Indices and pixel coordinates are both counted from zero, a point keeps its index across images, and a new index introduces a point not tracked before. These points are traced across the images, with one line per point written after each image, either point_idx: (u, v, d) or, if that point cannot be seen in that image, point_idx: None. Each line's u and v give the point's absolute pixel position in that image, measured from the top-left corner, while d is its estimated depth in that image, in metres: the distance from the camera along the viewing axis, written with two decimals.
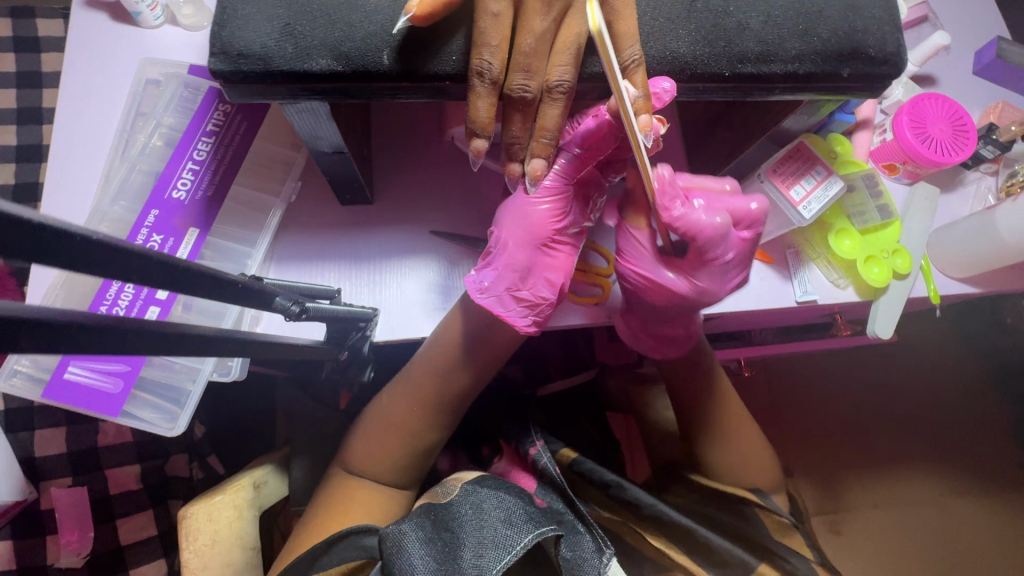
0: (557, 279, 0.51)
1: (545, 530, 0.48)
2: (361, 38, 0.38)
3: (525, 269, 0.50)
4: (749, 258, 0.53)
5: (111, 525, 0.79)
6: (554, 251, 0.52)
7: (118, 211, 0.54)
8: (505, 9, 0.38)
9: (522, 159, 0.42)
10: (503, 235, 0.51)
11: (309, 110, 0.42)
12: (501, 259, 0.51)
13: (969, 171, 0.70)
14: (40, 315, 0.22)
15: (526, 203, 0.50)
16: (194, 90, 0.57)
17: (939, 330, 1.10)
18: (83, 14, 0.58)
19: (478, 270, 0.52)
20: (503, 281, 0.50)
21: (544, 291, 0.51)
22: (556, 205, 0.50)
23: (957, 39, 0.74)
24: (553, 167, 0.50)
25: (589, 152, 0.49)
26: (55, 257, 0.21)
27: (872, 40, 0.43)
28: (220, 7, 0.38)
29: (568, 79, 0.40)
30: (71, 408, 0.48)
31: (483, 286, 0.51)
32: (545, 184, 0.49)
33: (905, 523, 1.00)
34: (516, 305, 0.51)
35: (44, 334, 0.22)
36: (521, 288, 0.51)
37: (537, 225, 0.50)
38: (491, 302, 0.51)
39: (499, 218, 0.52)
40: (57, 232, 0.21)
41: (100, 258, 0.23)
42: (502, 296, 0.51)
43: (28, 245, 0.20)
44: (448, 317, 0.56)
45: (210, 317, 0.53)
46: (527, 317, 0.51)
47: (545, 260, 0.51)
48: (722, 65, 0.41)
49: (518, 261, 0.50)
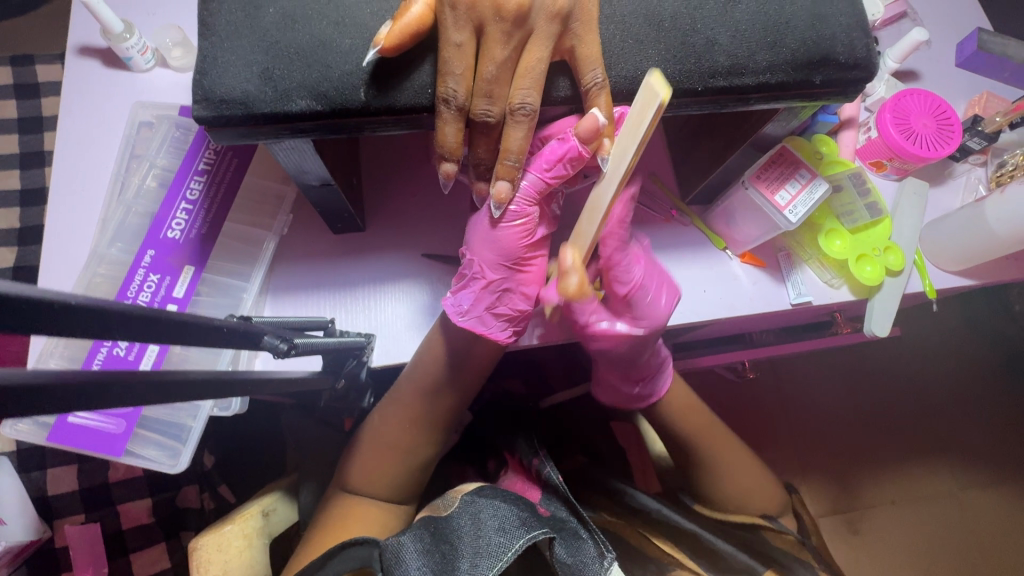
0: (532, 291, 0.53)
1: (536, 534, 0.48)
2: (337, 77, 0.39)
3: (500, 288, 0.52)
4: (660, 279, 0.57)
5: (126, 560, 0.80)
6: (525, 265, 0.52)
7: (115, 252, 0.55)
8: (467, 38, 0.39)
9: (489, 179, 0.46)
10: (474, 258, 0.51)
11: (293, 147, 0.43)
12: (476, 282, 0.52)
13: (958, 163, 0.70)
14: (24, 379, 0.22)
15: (493, 227, 0.50)
16: (186, 130, 0.58)
17: (944, 321, 1.09)
18: (77, 60, 0.60)
19: (454, 293, 0.53)
20: (481, 302, 0.52)
21: (520, 304, 0.53)
22: (524, 227, 0.50)
23: (938, 33, 0.75)
24: (518, 190, 0.49)
25: (554, 174, 0.48)
26: (35, 322, 0.22)
27: (841, 47, 0.43)
28: (200, 55, 0.39)
29: (531, 101, 0.41)
30: (77, 450, 0.49)
31: (462, 309, 0.52)
32: (512, 208, 0.49)
33: (925, 519, 0.99)
34: (496, 320, 0.53)
35: (27, 399, 0.22)
36: (498, 305, 0.52)
37: (508, 247, 0.51)
38: (472, 323, 0.52)
39: (467, 239, 0.52)
40: (31, 301, 0.21)
41: (74, 318, 0.23)
42: (481, 316, 0.52)
43: (15, 316, 0.21)
44: (424, 342, 0.56)
45: (209, 354, 0.53)
46: (507, 330, 0.53)
47: (518, 277, 0.52)
48: (693, 81, 0.42)
49: (494, 284, 0.52)
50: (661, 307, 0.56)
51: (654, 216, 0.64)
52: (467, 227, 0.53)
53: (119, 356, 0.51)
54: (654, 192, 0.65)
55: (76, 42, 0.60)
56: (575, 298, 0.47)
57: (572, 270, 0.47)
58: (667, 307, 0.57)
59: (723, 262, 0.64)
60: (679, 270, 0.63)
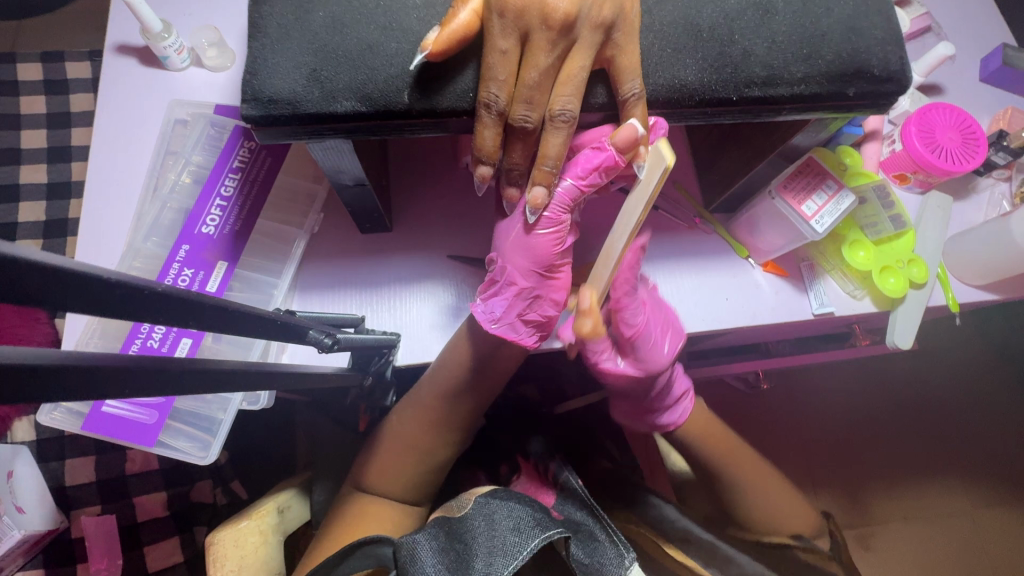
0: (561, 297, 0.54)
1: (552, 533, 0.48)
2: (382, 80, 0.40)
3: (531, 294, 0.52)
4: (667, 325, 0.61)
5: (140, 552, 0.80)
6: (555, 273, 0.53)
7: (150, 247, 0.56)
8: (512, 45, 0.40)
9: (521, 184, 0.47)
10: (507, 265, 0.52)
11: (332, 147, 0.44)
12: (508, 289, 0.52)
13: (981, 177, 0.70)
14: (74, 362, 0.23)
15: (526, 233, 0.51)
16: (221, 128, 0.59)
17: (960, 336, 1.08)
18: (116, 59, 0.61)
19: (484, 300, 0.53)
20: (514, 308, 0.53)
21: (549, 310, 0.53)
22: (556, 234, 0.51)
23: (962, 47, 0.75)
24: (553, 197, 0.49)
25: (589, 182, 0.48)
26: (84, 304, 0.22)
27: (875, 60, 0.44)
28: (249, 55, 0.40)
29: (571, 108, 0.41)
30: (109, 439, 0.50)
31: (495, 316, 0.53)
32: (546, 215, 0.50)
33: (938, 536, 0.98)
34: (525, 326, 0.53)
35: (83, 380, 0.23)
36: (528, 311, 0.53)
37: (541, 254, 0.51)
38: (504, 330, 0.53)
39: (499, 245, 0.53)
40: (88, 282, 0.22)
41: (124, 305, 0.24)
42: (513, 322, 0.53)
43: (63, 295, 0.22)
44: (449, 344, 0.57)
45: (238, 348, 0.54)
46: (535, 335, 0.54)
47: (548, 283, 0.53)
48: (728, 90, 0.43)
49: (525, 290, 0.52)
50: (663, 352, 0.61)
51: (679, 225, 0.65)
52: (497, 232, 0.53)
53: (153, 347, 0.52)
54: (679, 201, 0.66)
55: (115, 41, 0.62)
56: (590, 339, 0.53)
57: (587, 313, 0.52)
58: (670, 353, 0.61)
59: (746, 271, 0.64)
60: (701, 278, 0.64)
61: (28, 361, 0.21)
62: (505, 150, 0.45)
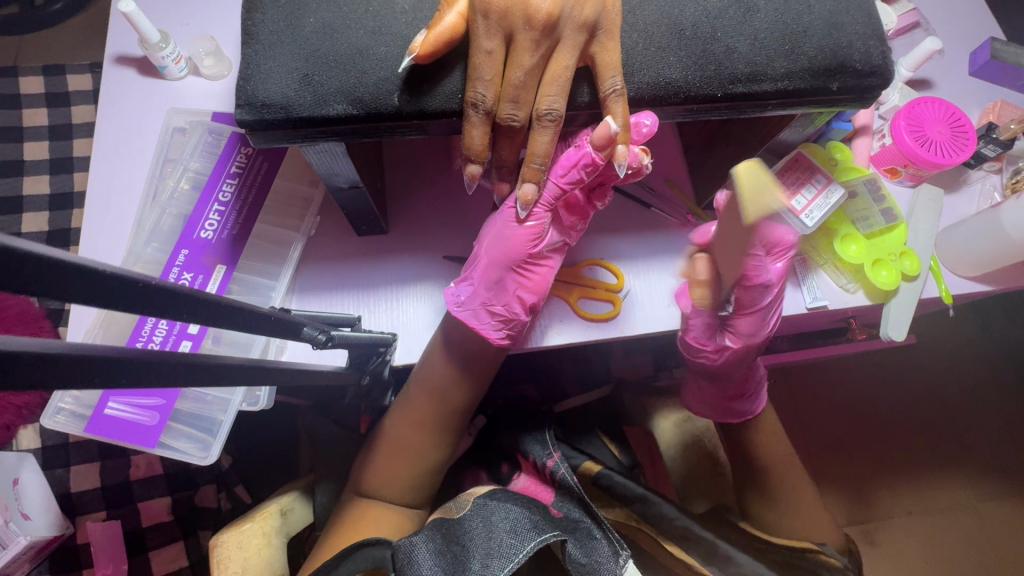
0: (529, 296, 0.54)
1: (547, 537, 0.49)
2: (373, 83, 0.41)
3: (497, 285, 0.54)
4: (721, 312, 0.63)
5: (145, 557, 0.81)
6: (527, 269, 0.54)
7: (151, 252, 0.58)
8: (497, 45, 0.41)
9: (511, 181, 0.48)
10: (480, 251, 0.54)
11: (326, 150, 0.45)
12: (476, 276, 0.54)
13: (973, 170, 0.70)
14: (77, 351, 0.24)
15: (503, 226, 0.53)
16: (218, 135, 0.60)
17: (959, 329, 1.09)
18: (115, 69, 0.63)
19: (455, 284, 0.55)
20: (479, 295, 0.54)
21: (516, 307, 0.54)
22: (531, 231, 0.52)
23: (951, 42, 0.76)
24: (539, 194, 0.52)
25: (568, 180, 0.50)
26: (82, 294, 0.23)
27: (858, 55, 0.44)
28: (243, 62, 0.41)
29: (557, 107, 0.42)
30: (111, 441, 0.51)
31: (460, 300, 0.54)
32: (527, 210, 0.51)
33: (944, 533, 0.97)
34: (489, 318, 0.54)
35: (89, 369, 0.24)
36: (494, 302, 0.54)
37: (512, 247, 0.53)
38: (466, 315, 0.54)
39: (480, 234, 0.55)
40: (86, 271, 0.23)
41: (127, 295, 0.25)
42: (477, 310, 0.54)
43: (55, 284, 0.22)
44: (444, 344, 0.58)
45: (238, 347, 0.55)
46: (499, 330, 0.55)
47: (518, 278, 0.54)
48: (713, 87, 0.43)
49: (491, 279, 0.53)
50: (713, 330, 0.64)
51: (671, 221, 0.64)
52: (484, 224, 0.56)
53: None
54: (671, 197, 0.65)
55: (115, 52, 0.63)
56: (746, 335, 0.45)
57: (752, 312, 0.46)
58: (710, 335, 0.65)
59: None
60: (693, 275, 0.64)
61: (41, 351, 0.22)
62: (493, 148, 0.46)
